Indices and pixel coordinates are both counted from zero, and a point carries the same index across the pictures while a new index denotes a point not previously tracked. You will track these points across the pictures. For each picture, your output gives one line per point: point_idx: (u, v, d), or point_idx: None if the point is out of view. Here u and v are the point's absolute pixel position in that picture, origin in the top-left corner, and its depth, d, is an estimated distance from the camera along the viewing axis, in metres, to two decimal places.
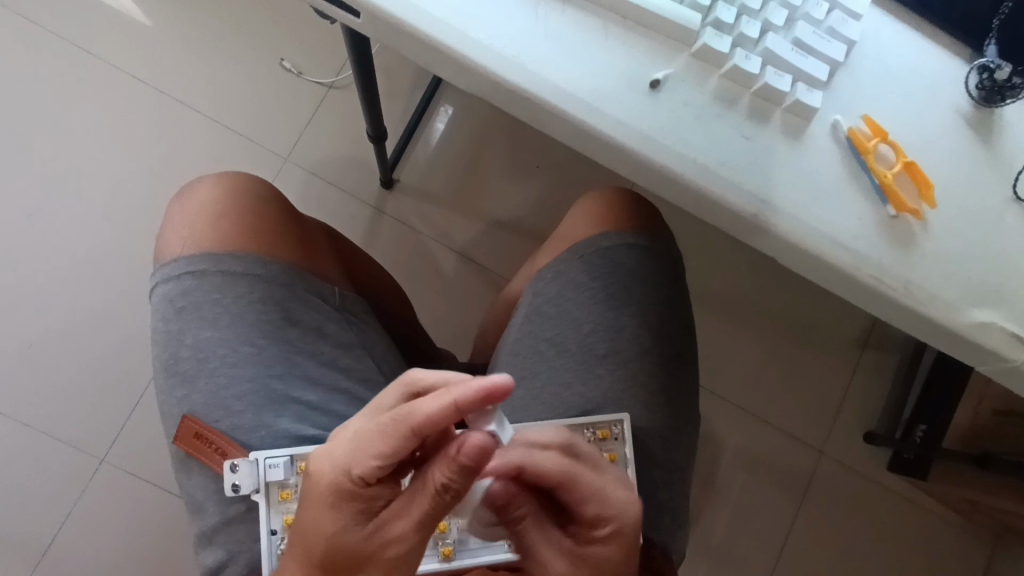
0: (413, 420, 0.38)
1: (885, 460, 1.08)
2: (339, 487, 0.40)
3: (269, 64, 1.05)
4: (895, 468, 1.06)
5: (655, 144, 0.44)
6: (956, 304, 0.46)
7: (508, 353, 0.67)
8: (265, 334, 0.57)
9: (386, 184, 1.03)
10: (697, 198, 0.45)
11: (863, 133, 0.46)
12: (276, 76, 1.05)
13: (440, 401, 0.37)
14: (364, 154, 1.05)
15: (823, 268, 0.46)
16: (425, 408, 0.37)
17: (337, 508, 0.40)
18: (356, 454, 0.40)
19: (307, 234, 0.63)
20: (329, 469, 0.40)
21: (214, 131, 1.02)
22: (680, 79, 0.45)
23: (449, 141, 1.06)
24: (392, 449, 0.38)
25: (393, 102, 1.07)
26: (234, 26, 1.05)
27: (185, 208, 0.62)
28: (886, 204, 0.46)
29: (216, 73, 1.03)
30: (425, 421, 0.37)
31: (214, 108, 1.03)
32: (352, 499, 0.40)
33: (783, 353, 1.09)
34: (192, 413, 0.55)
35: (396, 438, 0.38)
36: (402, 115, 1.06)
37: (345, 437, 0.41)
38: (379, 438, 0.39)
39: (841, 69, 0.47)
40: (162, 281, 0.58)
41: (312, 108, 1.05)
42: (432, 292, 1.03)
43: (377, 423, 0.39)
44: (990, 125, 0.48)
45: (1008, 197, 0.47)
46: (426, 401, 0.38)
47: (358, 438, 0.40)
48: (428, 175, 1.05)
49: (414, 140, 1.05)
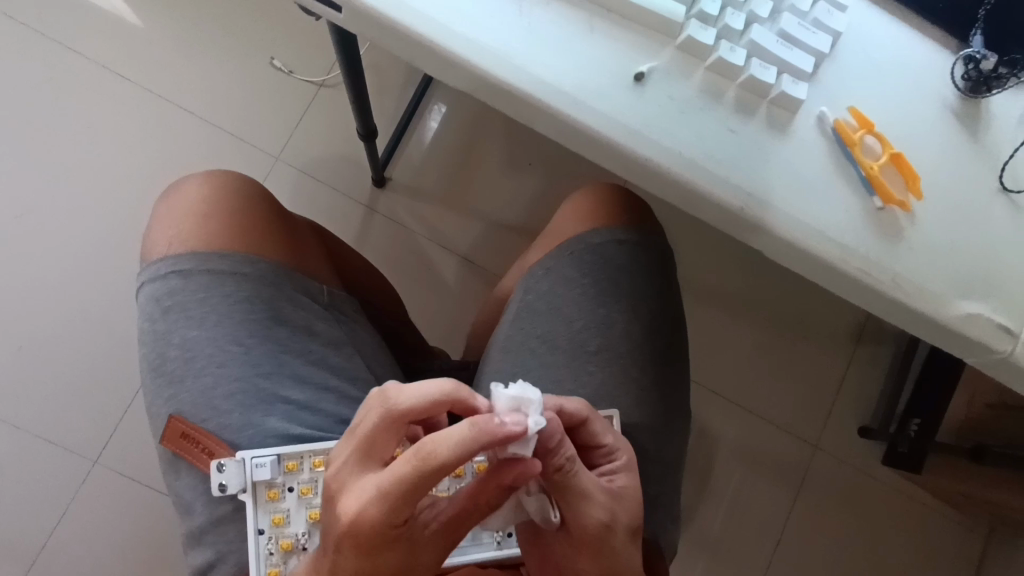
0: (438, 469, 0.36)
1: (880, 454, 1.08)
2: (377, 538, 0.39)
3: (259, 62, 1.04)
4: (889, 462, 1.06)
5: (640, 137, 0.44)
6: (943, 295, 0.45)
7: (498, 350, 0.66)
8: (252, 333, 0.56)
9: (377, 182, 1.03)
10: (683, 192, 0.45)
11: (850, 125, 0.46)
12: (266, 74, 1.04)
13: (458, 443, 0.36)
14: (355, 152, 1.04)
15: (812, 261, 0.46)
16: (448, 454, 0.36)
17: (384, 551, 0.40)
18: (384, 507, 0.38)
19: (294, 232, 0.62)
20: (362, 528, 0.39)
21: (203, 130, 1.02)
22: (665, 72, 0.45)
23: (441, 138, 1.06)
24: (422, 494, 0.38)
25: (383, 99, 1.06)
26: (223, 23, 1.04)
27: (171, 208, 0.61)
28: (873, 196, 0.45)
29: (205, 71, 1.03)
30: (451, 464, 0.36)
31: (203, 107, 1.02)
32: (394, 541, 0.40)
33: (777, 348, 1.09)
34: (179, 413, 0.55)
35: (423, 484, 0.37)
36: (393, 113, 1.06)
37: (364, 494, 0.39)
38: (403, 488, 0.37)
39: (827, 61, 0.47)
40: (148, 281, 0.58)
41: (302, 106, 1.04)
42: (425, 290, 1.03)
43: (397, 475, 0.37)
44: (976, 115, 0.48)
45: (994, 188, 0.47)
46: (445, 447, 0.36)
47: (377, 492, 0.38)
48: (420, 173, 1.05)
49: (405, 138, 1.05)
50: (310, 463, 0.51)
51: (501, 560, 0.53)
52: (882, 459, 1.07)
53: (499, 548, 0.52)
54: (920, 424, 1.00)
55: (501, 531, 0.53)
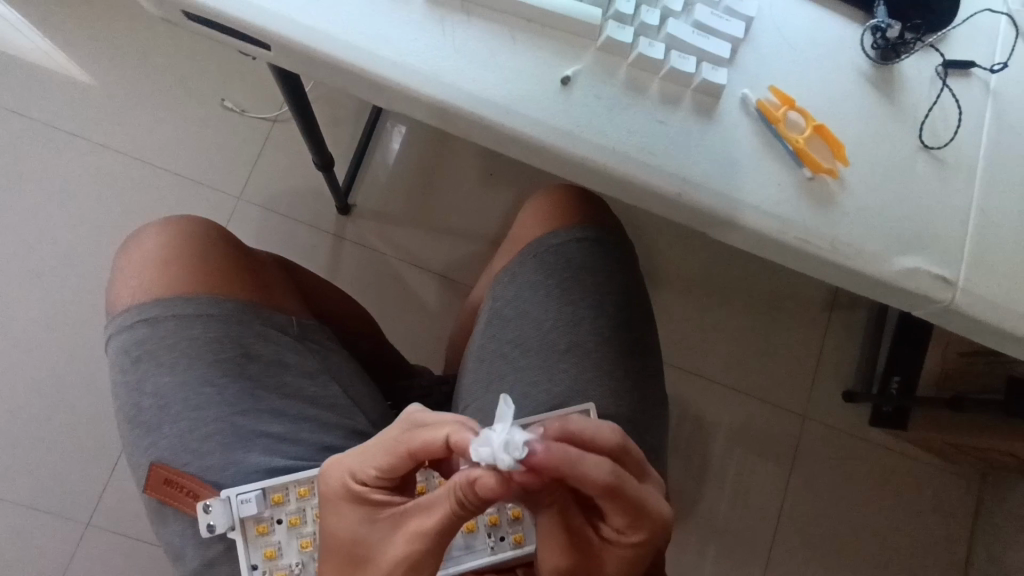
0: (410, 445, 0.42)
1: (867, 417, 1.10)
2: (346, 491, 0.45)
3: (211, 104, 1.05)
4: (877, 424, 1.09)
5: (573, 137, 0.46)
6: (880, 253, 0.48)
7: (474, 360, 0.68)
8: (224, 373, 0.57)
9: (343, 210, 1.04)
10: (623, 185, 0.47)
11: (772, 104, 0.48)
12: (219, 117, 1.05)
13: (437, 434, 0.41)
14: (318, 183, 1.05)
15: (753, 237, 0.48)
16: (426, 436, 0.41)
17: (347, 507, 0.45)
18: (364, 461, 0.44)
19: (257, 268, 0.63)
20: (340, 473, 0.45)
21: (161, 177, 1.02)
22: (589, 73, 0.46)
23: (400, 158, 1.07)
24: (394, 465, 0.43)
25: (339, 127, 1.08)
26: (169, 70, 1.05)
27: (131, 259, 0.62)
28: (803, 167, 0.47)
29: (158, 120, 1.03)
30: (425, 444, 0.41)
31: (161, 155, 1.02)
32: (360, 500, 0.44)
33: (752, 324, 1.11)
34: (160, 459, 0.55)
35: (397, 457, 0.43)
36: (350, 141, 1.07)
37: (355, 449, 0.46)
38: (383, 456, 0.43)
39: (744, 46, 0.49)
40: (115, 333, 0.58)
41: (259, 143, 1.05)
42: (403, 310, 1.04)
43: (382, 444, 0.44)
44: (889, 80, 0.50)
45: (915, 146, 0.50)
46: (423, 431, 0.42)
47: (365, 450, 0.45)
48: (382, 195, 1.06)
49: (364, 162, 1.06)
50: (295, 493, 0.52)
51: (497, 565, 0.53)
52: (870, 422, 1.10)
53: (493, 553, 0.53)
54: (900, 380, 1.04)
55: (494, 536, 0.53)
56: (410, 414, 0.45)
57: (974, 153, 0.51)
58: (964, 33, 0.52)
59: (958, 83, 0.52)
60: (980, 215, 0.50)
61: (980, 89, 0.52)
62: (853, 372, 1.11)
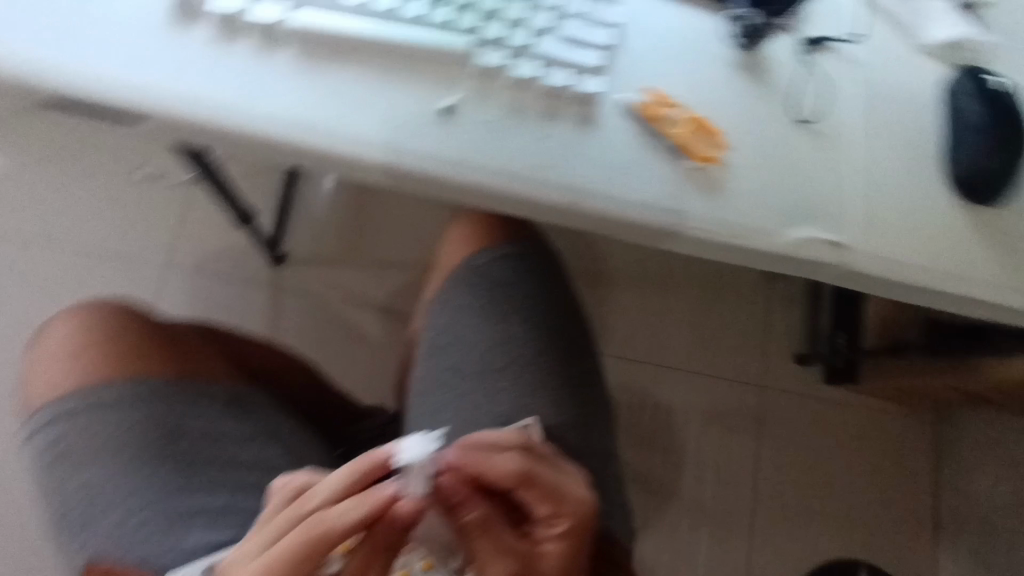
0: (327, 539, 0.40)
1: (820, 376, 1.14)
2: None
3: (121, 178, 1.02)
4: (831, 380, 1.13)
5: (462, 164, 0.46)
6: (771, 228, 0.51)
7: (418, 394, 0.67)
8: (152, 455, 0.55)
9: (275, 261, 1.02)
10: (521, 202, 0.47)
11: (650, 103, 0.50)
12: (133, 186, 1.02)
13: (352, 515, 0.40)
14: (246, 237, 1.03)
15: (651, 232, 0.49)
16: (341, 524, 0.39)
17: None
18: None
19: (177, 338, 0.61)
20: None
21: (82, 262, 0.99)
22: (468, 100, 0.47)
23: (324, 200, 1.06)
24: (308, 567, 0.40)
25: (258, 180, 1.06)
26: (72, 146, 1.01)
27: (42, 352, 0.59)
28: (685, 158, 0.50)
29: (68, 199, 1.00)
30: (344, 534, 0.40)
31: (76, 235, 0.99)
32: None
33: (697, 306, 1.14)
34: (96, 555, 0.53)
35: (313, 557, 0.40)
36: (274, 190, 1.06)
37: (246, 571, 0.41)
38: (291, 566, 0.40)
39: (617, 52, 0.50)
40: (35, 433, 0.56)
41: (177, 209, 1.02)
42: (353, 351, 1.02)
43: (285, 555, 0.40)
44: (758, 65, 0.52)
45: (793, 123, 0.52)
46: (336, 517, 0.40)
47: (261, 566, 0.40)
48: (313, 239, 1.05)
49: (289, 211, 1.04)
50: None
51: None
52: (824, 379, 1.14)
53: None
54: (847, 335, 1.07)
55: None
56: (296, 503, 0.42)
57: (850, 122, 0.53)
58: (820, 12, 0.55)
59: (823, 59, 0.54)
60: (865, 179, 0.53)
61: (845, 61, 0.54)
62: (801, 335, 1.15)
